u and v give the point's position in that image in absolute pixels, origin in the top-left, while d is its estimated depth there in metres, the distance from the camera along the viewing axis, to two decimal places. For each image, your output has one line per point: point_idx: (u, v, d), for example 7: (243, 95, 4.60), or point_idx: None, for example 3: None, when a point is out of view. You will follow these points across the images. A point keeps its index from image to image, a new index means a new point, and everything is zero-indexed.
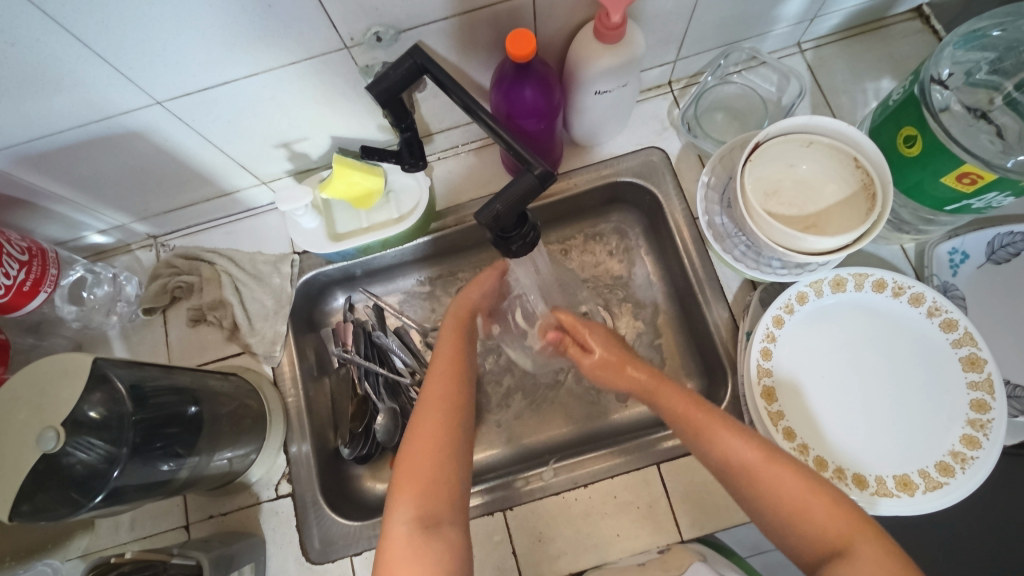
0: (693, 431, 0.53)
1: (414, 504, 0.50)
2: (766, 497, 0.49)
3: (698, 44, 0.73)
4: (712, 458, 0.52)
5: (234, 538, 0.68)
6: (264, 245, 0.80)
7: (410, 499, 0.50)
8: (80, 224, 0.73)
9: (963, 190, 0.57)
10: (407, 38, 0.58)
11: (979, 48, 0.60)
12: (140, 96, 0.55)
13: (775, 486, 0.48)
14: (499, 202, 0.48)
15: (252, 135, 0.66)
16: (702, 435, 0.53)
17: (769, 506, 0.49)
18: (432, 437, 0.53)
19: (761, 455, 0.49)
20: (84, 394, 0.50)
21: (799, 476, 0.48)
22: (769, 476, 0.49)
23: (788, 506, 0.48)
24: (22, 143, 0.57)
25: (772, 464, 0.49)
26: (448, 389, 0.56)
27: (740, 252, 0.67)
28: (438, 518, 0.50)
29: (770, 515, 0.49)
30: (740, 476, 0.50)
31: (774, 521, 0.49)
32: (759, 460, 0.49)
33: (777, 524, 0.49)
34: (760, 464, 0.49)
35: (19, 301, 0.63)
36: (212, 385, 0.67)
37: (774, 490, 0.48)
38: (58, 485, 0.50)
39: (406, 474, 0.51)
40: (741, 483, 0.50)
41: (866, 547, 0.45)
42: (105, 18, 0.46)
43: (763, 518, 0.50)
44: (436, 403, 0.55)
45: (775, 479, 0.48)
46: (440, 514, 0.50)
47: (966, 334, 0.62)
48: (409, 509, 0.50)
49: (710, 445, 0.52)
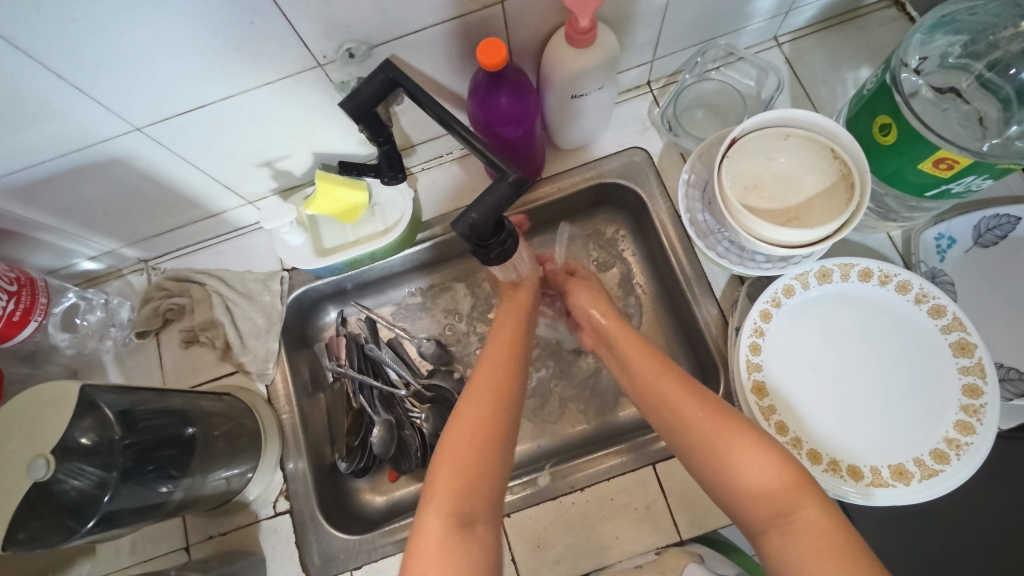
0: (661, 403, 0.59)
1: (452, 483, 0.51)
2: (721, 465, 0.52)
3: (673, 43, 0.73)
4: (676, 425, 0.57)
5: (234, 557, 0.68)
6: (253, 263, 0.81)
7: (451, 476, 0.51)
8: (69, 252, 0.73)
9: (941, 176, 0.57)
10: (379, 53, 0.59)
11: (950, 32, 0.60)
12: (118, 123, 0.56)
13: (729, 451, 0.52)
14: (475, 211, 0.49)
15: (234, 156, 0.67)
16: (668, 404, 0.58)
17: (720, 471, 0.52)
18: (475, 416, 0.55)
19: (718, 422, 0.54)
20: (74, 421, 0.50)
21: (751, 439, 0.52)
22: (725, 442, 0.52)
23: (739, 472, 0.51)
24: (5, 175, 0.58)
25: (725, 428, 0.53)
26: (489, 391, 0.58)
27: (724, 248, 0.67)
28: (475, 497, 0.51)
29: (721, 481, 0.52)
30: (698, 442, 0.54)
31: (728, 491, 0.51)
32: (717, 427, 0.53)
33: (731, 494, 0.51)
34: (729, 431, 0.53)
35: (10, 332, 0.64)
36: (205, 406, 0.67)
37: (728, 455, 0.51)
38: (51, 513, 0.50)
39: (441, 469, 0.52)
40: (696, 448, 0.54)
41: (808, 511, 0.47)
42: (77, 49, 0.47)
43: (717, 487, 0.53)
44: (485, 391, 0.58)
45: (730, 445, 0.52)
46: (477, 493, 0.51)
47: (954, 320, 0.62)
48: (448, 496, 0.50)
49: (709, 436, 0.53)
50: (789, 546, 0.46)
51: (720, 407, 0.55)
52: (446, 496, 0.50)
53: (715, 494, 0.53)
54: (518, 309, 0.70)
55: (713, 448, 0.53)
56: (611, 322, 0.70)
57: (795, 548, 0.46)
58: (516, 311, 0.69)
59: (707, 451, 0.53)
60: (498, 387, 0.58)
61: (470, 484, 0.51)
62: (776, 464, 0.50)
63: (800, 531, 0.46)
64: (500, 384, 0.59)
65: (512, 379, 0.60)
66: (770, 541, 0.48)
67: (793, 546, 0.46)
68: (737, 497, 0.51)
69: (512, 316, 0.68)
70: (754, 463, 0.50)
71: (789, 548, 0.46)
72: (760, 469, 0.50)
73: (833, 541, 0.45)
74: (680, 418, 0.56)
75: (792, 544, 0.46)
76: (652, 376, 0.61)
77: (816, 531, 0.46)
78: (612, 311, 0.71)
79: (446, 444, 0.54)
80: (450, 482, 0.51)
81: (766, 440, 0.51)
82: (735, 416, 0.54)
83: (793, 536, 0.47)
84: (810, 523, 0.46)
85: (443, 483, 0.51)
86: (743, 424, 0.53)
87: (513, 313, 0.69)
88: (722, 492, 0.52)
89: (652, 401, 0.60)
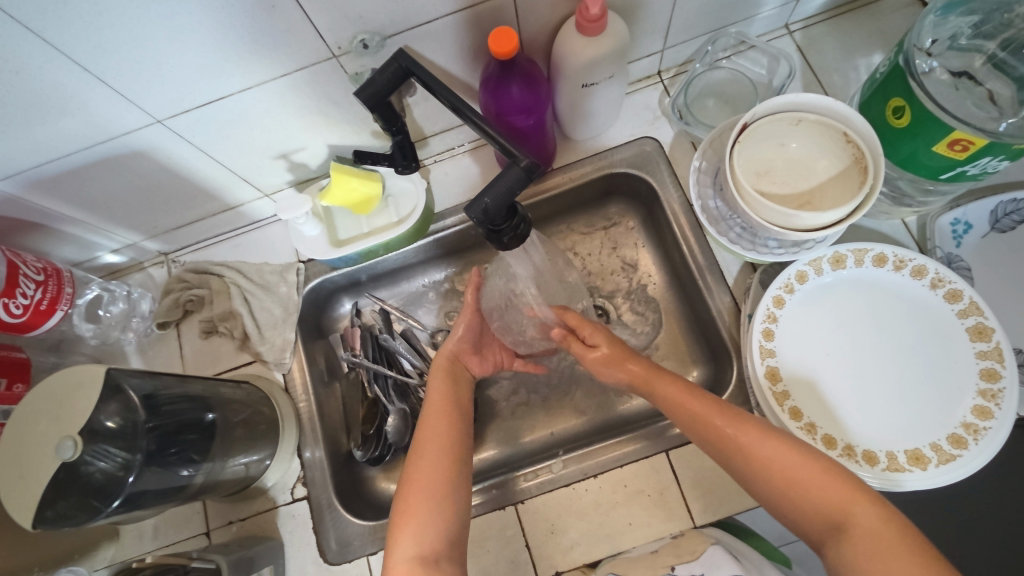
0: (690, 420, 0.57)
1: (415, 541, 0.53)
2: (768, 479, 0.51)
3: (684, 32, 0.73)
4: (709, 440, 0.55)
5: (254, 542, 0.69)
6: (270, 255, 0.82)
7: (412, 524, 0.54)
8: (93, 244, 0.75)
9: (956, 157, 0.56)
10: (393, 44, 0.60)
11: (963, 13, 0.59)
12: (140, 115, 0.58)
13: (771, 464, 0.51)
14: (488, 196, 0.49)
15: (251, 148, 0.68)
16: (698, 425, 0.56)
17: (774, 485, 0.51)
18: (430, 478, 0.57)
19: (751, 433, 0.53)
20: (99, 405, 0.52)
21: (791, 451, 0.51)
22: (765, 457, 0.51)
23: (786, 484, 0.50)
24: (32, 168, 0.60)
25: (763, 442, 0.52)
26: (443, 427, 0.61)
27: (736, 235, 0.67)
28: (438, 552, 0.53)
29: (772, 495, 0.51)
30: (734, 456, 0.53)
31: (779, 500, 0.51)
32: (752, 438, 0.52)
33: (782, 504, 0.51)
34: (763, 446, 0.52)
35: (37, 320, 0.66)
36: (224, 393, 0.69)
37: (772, 468, 0.51)
38: (78, 493, 0.51)
39: (407, 495, 0.56)
40: (736, 463, 0.53)
41: (861, 516, 0.47)
42: (102, 42, 0.48)
43: (770, 498, 0.52)
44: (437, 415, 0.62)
45: (772, 456, 0.51)
46: (440, 547, 0.53)
47: (971, 305, 0.61)
48: (413, 543, 0.53)
49: (744, 453, 0.52)
50: (848, 556, 0.46)
51: (755, 420, 0.54)
52: (410, 545, 0.53)
53: (763, 501, 0.53)
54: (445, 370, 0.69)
55: (754, 465, 0.52)
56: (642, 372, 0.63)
57: (855, 555, 0.46)
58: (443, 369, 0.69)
59: (746, 471, 0.53)
60: (446, 449, 0.59)
61: (434, 539, 0.53)
62: (823, 474, 0.49)
63: (858, 538, 0.46)
64: (444, 442, 0.60)
65: (455, 433, 0.61)
66: (831, 550, 0.48)
67: (853, 555, 0.46)
68: (790, 508, 0.50)
69: (442, 383, 0.67)
70: (802, 473, 0.50)
71: (850, 558, 0.46)
72: (808, 481, 0.49)
73: (893, 546, 0.45)
74: (714, 434, 0.55)
75: (851, 553, 0.46)
76: (679, 394, 0.59)
77: (874, 534, 0.46)
78: (650, 366, 0.64)
79: (403, 502, 0.56)
80: (415, 540, 0.53)
81: (808, 449, 0.51)
82: (769, 427, 0.53)
83: (848, 542, 0.47)
84: (867, 529, 0.46)
85: (407, 541, 0.53)
86: (776, 432, 0.53)
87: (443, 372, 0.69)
88: (775, 504, 0.52)
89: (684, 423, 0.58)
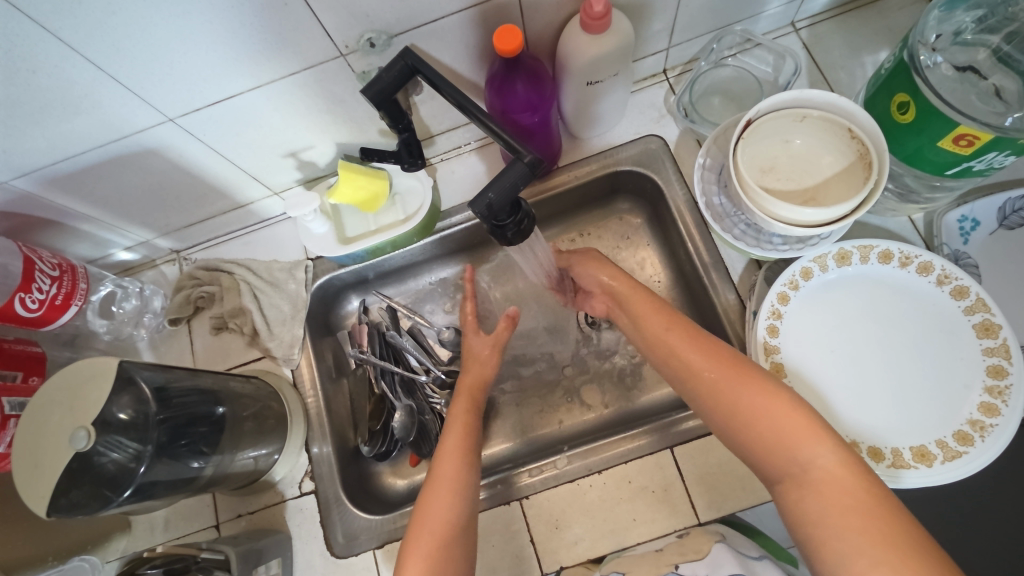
0: (669, 355, 0.58)
1: None
2: (736, 417, 0.51)
3: (689, 30, 0.74)
4: (684, 376, 0.56)
5: (261, 535, 0.70)
6: (280, 252, 0.84)
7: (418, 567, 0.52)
8: (106, 242, 0.77)
9: (962, 153, 0.56)
10: (399, 42, 0.60)
11: (969, 8, 0.59)
12: (152, 114, 0.59)
13: (741, 403, 0.51)
14: (492, 190, 0.50)
15: (261, 147, 0.70)
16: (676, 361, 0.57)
17: (737, 422, 0.51)
18: (443, 516, 0.55)
19: (725, 370, 0.53)
20: (112, 397, 0.53)
21: (763, 391, 0.50)
22: (735, 395, 0.51)
23: (751, 421, 0.50)
24: (47, 165, 0.61)
25: (736, 380, 0.52)
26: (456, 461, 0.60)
27: (740, 231, 0.67)
28: None
29: (738, 435, 0.51)
30: (705, 391, 0.54)
31: (744, 440, 0.51)
32: (725, 376, 0.53)
33: (746, 444, 0.51)
34: (735, 383, 0.52)
35: (52, 315, 0.68)
36: (234, 387, 0.70)
37: (740, 406, 0.51)
38: (91, 482, 0.53)
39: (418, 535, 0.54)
40: (708, 400, 0.53)
41: (823, 461, 0.46)
42: (115, 41, 0.50)
43: (734, 437, 0.52)
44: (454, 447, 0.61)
45: (742, 395, 0.51)
46: None
47: (978, 301, 0.61)
48: None
49: (717, 389, 0.53)
50: (805, 503, 0.46)
51: (734, 360, 0.54)
52: None
53: (729, 441, 0.53)
54: (468, 402, 0.68)
55: (722, 401, 0.52)
56: (622, 283, 0.67)
57: (810, 501, 0.45)
58: (467, 403, 0.67)
59: (715, 406, 0.53)
60: (461, 486, 0.58)
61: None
62: (790, 414, 0.49)
63: (816, 485, 0.46)
64: (456, 484, 0.58)
65: (469, 472, 0.59)
66: (787, 495, 0.47)
67: (809, 500, 0.46)
68: (753, 446, 0.50)
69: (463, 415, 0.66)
70: (771, 413, 0.49)
71: (806, 502, 0.46)
72: (773, 421, 0.49)
73: (853, 494, 0.44)
74: (689, 371, 0.55)
75: (809, 499, 0.46)
76: (661, 329, 0.59)
77: (832, 483, 0.45)
78: (621, 273, 0.69)
79: (413, 539, 0.54)
80: None
81: (778, 389, 0.50)
82: (745, 366, 0.53)
83: (806, 488, 0.46)
84: (826, 472, 0.46)
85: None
86: (752, 371, 0.52)
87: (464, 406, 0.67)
88: (739, 443, 0.51)
89: (663, 357, 0.59)
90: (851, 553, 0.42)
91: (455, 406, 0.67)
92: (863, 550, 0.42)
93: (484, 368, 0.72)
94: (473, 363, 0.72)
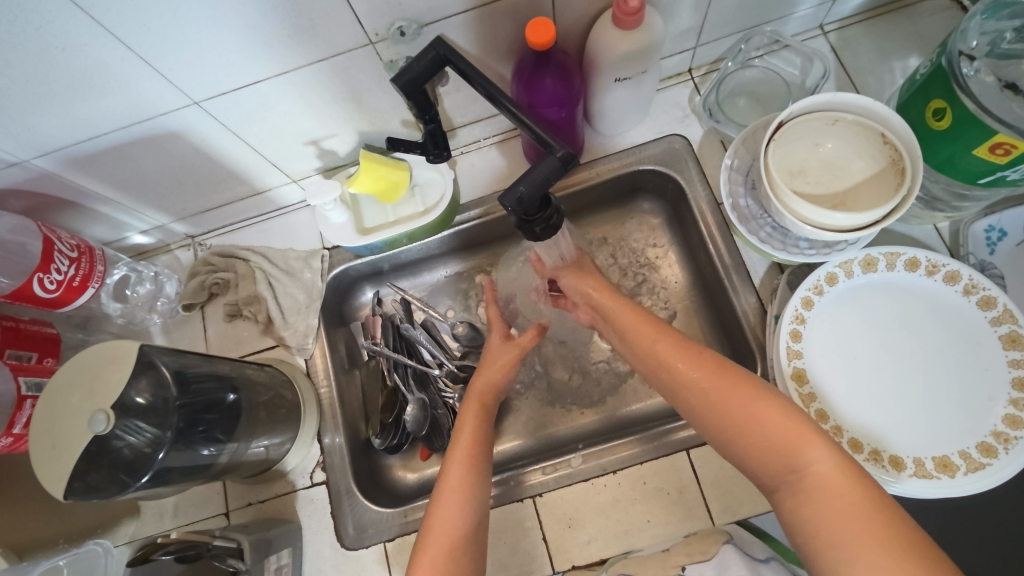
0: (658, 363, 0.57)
1: None
2: (731, 425, 0.50)
3: (718, 29, 0.73)
4: (675, 385, 0.55)
5: (272, 524, 0.70)
6: (296, 241, 0.83)
7: None
8: (123, 224, 0.76)
9: (997, 162, 0.55)
10: (429, 32, 0.60)
11: (1008, 16, 0.58)
12: (178, 96, 0.58)
13: (735, 412, 0.50)
14: (522, 185, 0.49)
15: (284, 134, 0.69)
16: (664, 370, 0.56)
17: (730, 430, 0.50)
18: (450, 530, 0.53)
19: (718, 380, 0.52)
20: (131, 380, 0.52)
21: (758, 398, 0.50)
22: (728, 402, 0.51)
23: (745, 428, 0.49)
24: (70, 145, 0.60)
25: (727, 387, 0.51)
26: (465, 473, 0.57)
27: (766, 233, 0.67)
28: None
29: (732, 442, 0.50)
30: (697, 399, 0.53)
31: (738, 446, 0.50)
32: (718, 385, 0.52)
33: (740, 450, 0.50)
34: (727, 391, 0.51)
35: (69, 296, 0.67)
36: (249, 375, 0.70)
37: (735, 414, 0.50)
38: (108, 466, 0.52)
39: (427, 548, 0.53)
40: (701, 410, 0.53)
41: (820, 465, 0.45)
42: (146, 21, 0.49)
43: (727, 445, 0.51)
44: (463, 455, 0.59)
45: (736, 404, 0.50)
46: None
47: (1005, 312, 0.60)
48: None
49: (709, 396, 0.52)
50: (805, 509, 0.45)
51: (728, 369, 0.53)
52: None
53: (723, 448, 0.51)
54: (478, 410, 0.64)
55: (716, 409, 0.51)
56: (604, 295, 0.66)
57: (811, 509, 0.44)
58: (476, 412, 0.64)
59: (708, 414, 0.52)
60: (468, 497, 0.56)
61: None
62: (785, 418, 0.48)
63: (815, 491, 0.44)
64: (467, 492, 0.56)
65: (479, 480, 0.57)
66: (787, 502, 0.46)
67: (809, 507, 0.44)
68: (747, 452, 0.49)
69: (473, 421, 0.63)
70: (765, 419, 0.48)
71: (806, 508, 0.45)
72: (766, 425, 0.48)
73: (851, 497, 0.43)
74: (678, 381, 0.55)
75: (809, 506, 0.44)
76: (651, 339, 0.58)
77: (830, 487, 0.44)
78: (603, 284, 0.67)
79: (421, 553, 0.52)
80: None
81: (772, 395, 0.50)
82: (738, 373, 0.52)
83: (804, 494, 0.45)
84: (823, 477, 0.45)
85: None
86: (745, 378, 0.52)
87: (474, 412, 0.63)
88: (735, 451, 0.50)
89: (651, 364, 0.58)
90: (853, 560, 0.41)
91: (466, 409, 0.64)
92: (866, 555, 0.41)
93: (500, 373, 0.68)
94: (494, 364, 0.68)
